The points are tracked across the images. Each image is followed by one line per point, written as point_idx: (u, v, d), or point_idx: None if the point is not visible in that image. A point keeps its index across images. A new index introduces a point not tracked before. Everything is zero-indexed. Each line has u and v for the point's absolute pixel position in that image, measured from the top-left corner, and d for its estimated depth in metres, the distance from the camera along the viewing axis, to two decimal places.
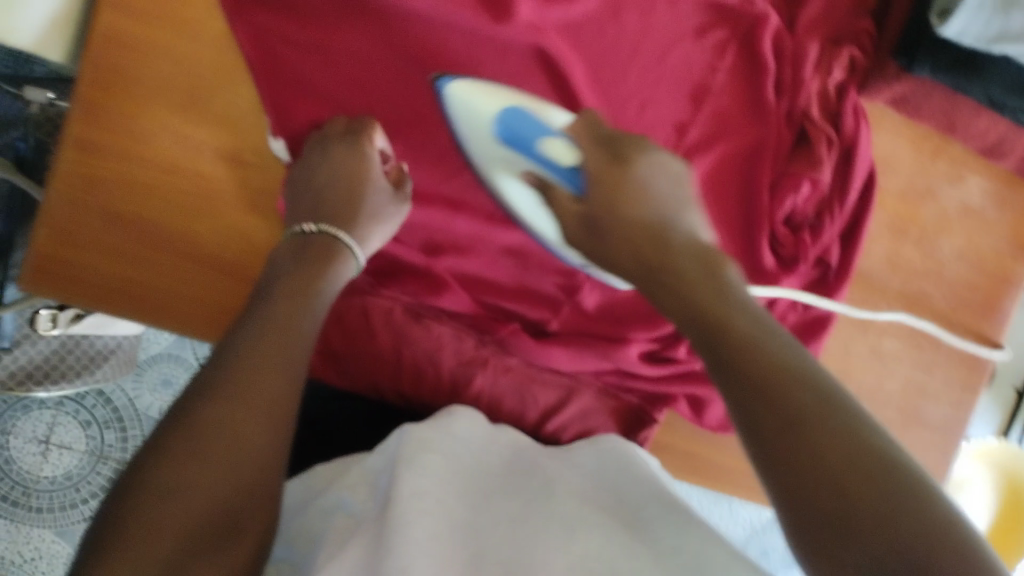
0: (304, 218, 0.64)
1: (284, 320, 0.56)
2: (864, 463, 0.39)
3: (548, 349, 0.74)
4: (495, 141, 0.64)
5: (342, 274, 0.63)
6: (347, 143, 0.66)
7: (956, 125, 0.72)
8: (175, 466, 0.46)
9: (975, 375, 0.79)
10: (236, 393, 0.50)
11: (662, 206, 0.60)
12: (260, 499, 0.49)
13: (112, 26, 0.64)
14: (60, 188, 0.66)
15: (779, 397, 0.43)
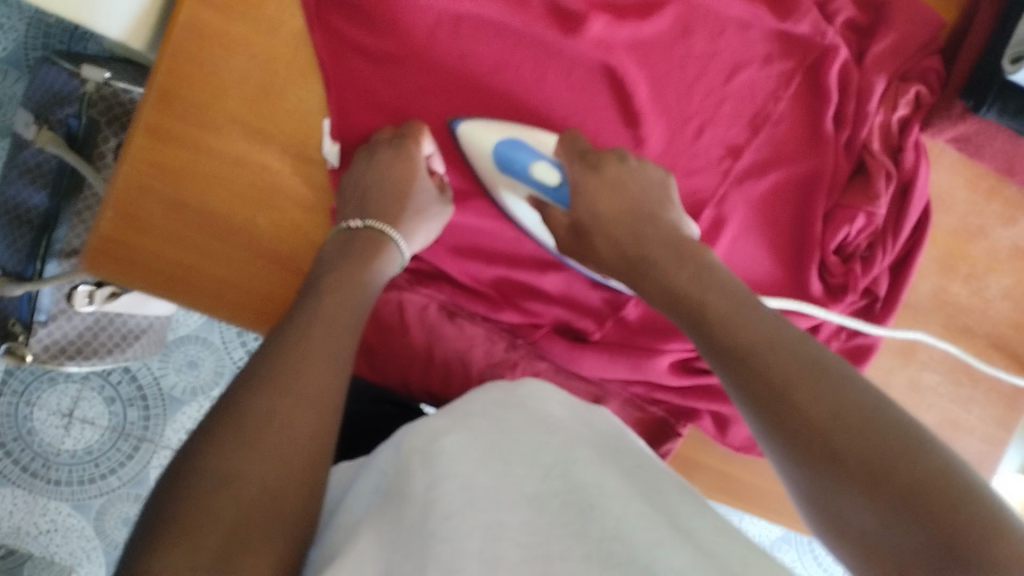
0: (352, 216, 0.63)
1: (336, 308, 0.55)
2: (902, 464, 0.41)
3: (591, 361, 0.74)
4: (497, 170, 0.65)
5: (385, 272, 0.62)
6: (396, 147, 0.65)
7: (1016, 167, 0.73)
8: (224, 452, 0.44)
9: (1012, 414, 0.80)
10: (287, 380, 0.48)
11: (649, 204, 0.62)
12: (306, 487, 0.46)
13: (193, 17, 0.65)
14: (124, 171, 0.66)
15: (804, 416, 0.44)
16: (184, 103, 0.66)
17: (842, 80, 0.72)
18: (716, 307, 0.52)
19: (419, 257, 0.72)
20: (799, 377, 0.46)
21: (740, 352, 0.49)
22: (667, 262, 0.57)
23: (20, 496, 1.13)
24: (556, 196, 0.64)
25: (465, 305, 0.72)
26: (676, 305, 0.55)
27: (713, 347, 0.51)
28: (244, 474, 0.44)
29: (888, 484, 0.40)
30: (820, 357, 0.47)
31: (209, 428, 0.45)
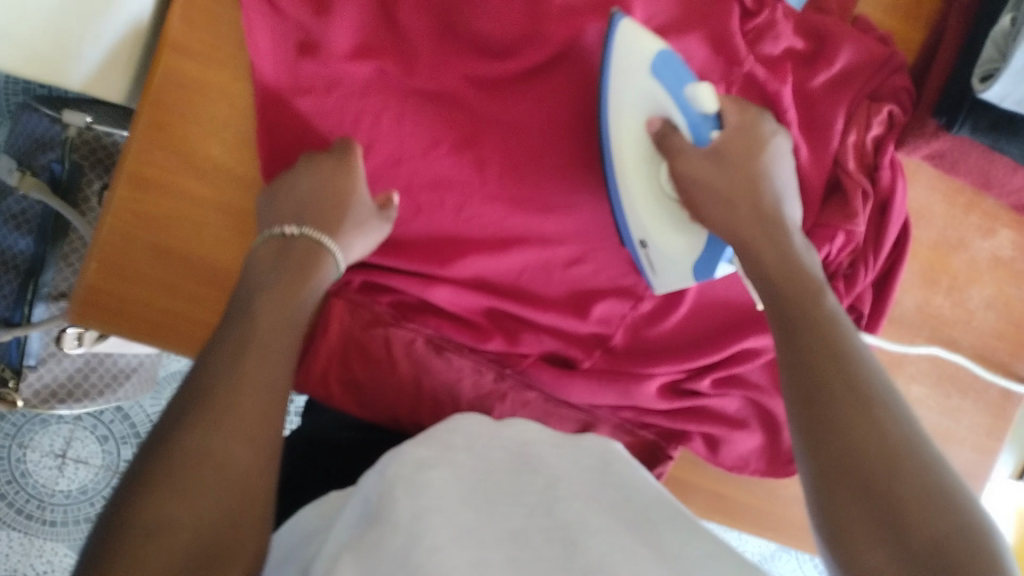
0: (289, 223, 0.62)
1: (265, 334, 0.54)
2: (941, 503, 0.45)
3: (583, 389, 0.74)
4: (647, 71, 0.63)
5: (321, 285, 0.61)
6: (334, 165, 0.65)
7: (992, 181, 0.73)
8: (159, 500, 0.44)
9: (1000, 422, 0.81)
10: (198, 442, 0.47)
11: (781, 183, 0.65)
12: (241, 520, 0.46)
13: (170, 66, 0.65)
14: (109, 223, 0.66)
15: (875, 428, 0.50)
16: (168, 151, 0.66)
17: (815, 101, 0.72)
18: (824, 308, 0.58)
19: (402, 290, 0.71)
20: (877, 399, 0.51)
21: (839, 357, 0.54)
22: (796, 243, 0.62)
23: (15, 539, 1.11)
24: (700, 125, 0.64)
25: (452, 337, 0.72)
26: (779, 286, 0.60)
27: (804, 336, 0.56)
28: (164, 540, 0.43)
29: (925, 518, 0.45)
30: (897, 397, 0.52)
31: (127, 507, 0.44)
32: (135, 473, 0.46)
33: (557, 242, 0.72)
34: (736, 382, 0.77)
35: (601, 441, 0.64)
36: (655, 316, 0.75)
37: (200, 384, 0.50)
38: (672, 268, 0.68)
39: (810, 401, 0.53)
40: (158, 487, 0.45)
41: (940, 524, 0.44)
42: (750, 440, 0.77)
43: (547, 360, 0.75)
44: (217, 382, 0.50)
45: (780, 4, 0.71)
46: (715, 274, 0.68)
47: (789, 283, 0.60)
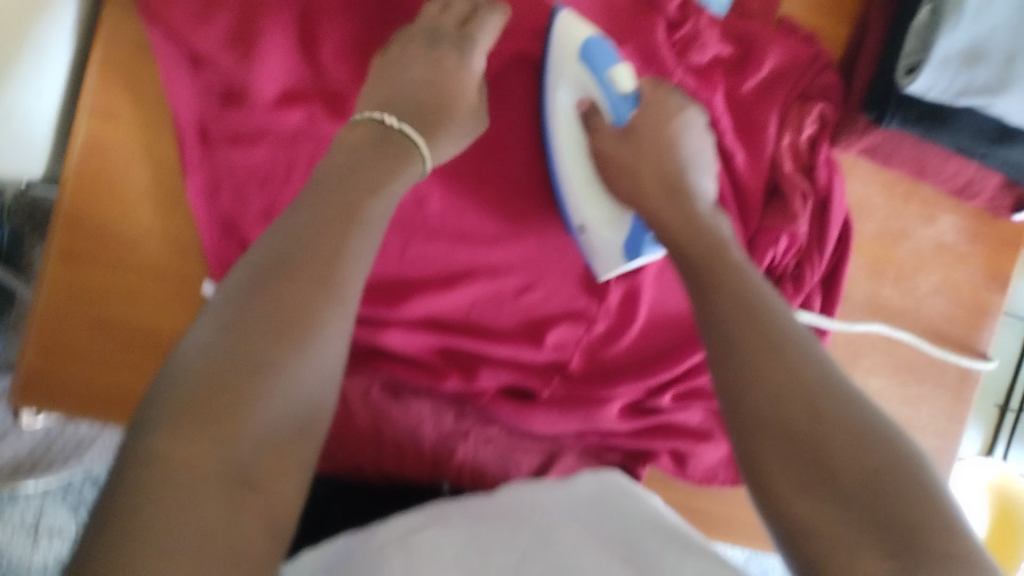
0: (390, 112, 0.56)
1: (353, 197, 0.48)
2: (871, 449, 0.44)
3: (542, 417, 0.72)
4: (575, 57, 0.64)
5: (410, 179, 0.54)
6: (444, 51, 0.60)
7: (927, 170, 0.73)
8: (230, 357, 0.40)
9: (961, 405, 0.81)
10: (252, 352, 0.41)
11: (689, 155, 0.65)
12: (304, 423, 0.43)
13: (83, 134, 0.63)
14: (45, 305, 0.64)
15: (791, 373, 0.48)
16: (93, 221, 0.64)
17: (747, 105, 0.71)
18: (734, 262, 0.57)
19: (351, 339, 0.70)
20: (789, 344, 0.50)
21: (747, 310, 0.52)
22: (703, 210, 0.62)
23: None
24: (619, 107, 0.65)
25: (406, 380, 0.70)
26: (684, 252, 0.59)
27: (716, 291, 0.55)
28: (207, 465, 0.38)
29: (856, 466, 0.44)
30: (808, 341, 0.51)
31: (169, 415, 0.38)
32: (175, 372, 0.40)
33: (501, 274, 0.71)
34: (697, 395, 0.76)
35: (599, 473, 0.64)
36: (610, 335, 0.74)
37: (283, 240, 0.45)
38: (606, 249, 0.68)
39: (723, 355, 0.51)
40: (206, 397, 0.39)
41: (874, 459, 0.44)
42: (715, 451, 0.77)
43: (506, 393, 0.73)
44: (303, 239, 0.45)
45: (703, 15, 0.70)
46: (642, 254, 0.68)
47: (696, 243, 0.59)
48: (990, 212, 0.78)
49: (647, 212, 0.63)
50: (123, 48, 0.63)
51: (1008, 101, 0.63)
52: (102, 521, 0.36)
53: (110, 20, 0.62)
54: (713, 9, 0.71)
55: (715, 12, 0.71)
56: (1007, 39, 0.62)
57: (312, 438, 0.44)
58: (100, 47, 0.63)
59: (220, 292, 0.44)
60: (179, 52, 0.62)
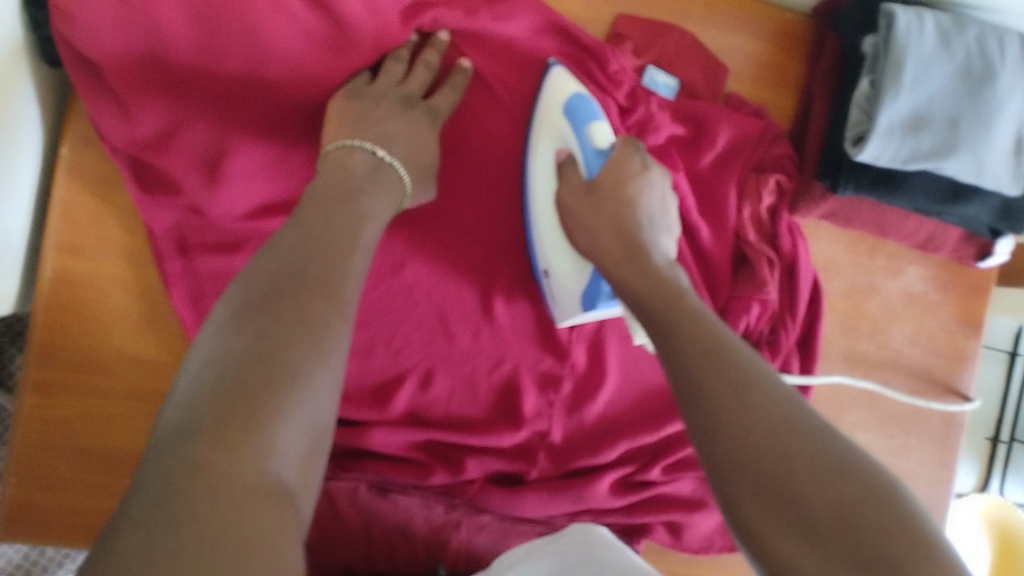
0: (380, 144, 0.59)
1: (325, 247, 0.50)
2: (840, 483, 0.41)
3: (531, 501, 0.73)
4: (557, 112, 0.65)
5: (394, 203, 0.59)
6: (418, 111, 0.62)
7: (888, 228, 0.75)
8: (231, 395, 0.39)
9: (947, 452, 0.81)
10: (279, 350, 0.42)
11: (648, 211, 0.62)
12: (299, 469, 0.41)
13: (57, 268, 0.65)
14: (26, 436, 0.65)
15: (751, 414, 0.44)
16: (67, 351, 0.66)
17: (708, 182, 0.74)
18: (690, 305, 0.54)
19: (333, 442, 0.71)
20: (751, 380, 0.46)
21: (706, 349, 0.49)
22: (658, 260, 0.59)
23: None
24: (592, 159, 0.63)
25: (393, 478, 0.71)
26: (641, 295, 0.56)
27: (668, 338, 0.52)
28: (248, 446, 0.38)
29: (836, 501, 0.40)
30: (777, 382, 0.47)
31: (211, 404, 0.38)
32: (209, 367, 0.41)
33: (480, 364, 0.72)
34: (686, 465, 0.76)
35: (582, 534, 0.67)
36: (593, 414, 0.75)
37: (278, 287, 0.46)
38: (567, 299, 0.67)
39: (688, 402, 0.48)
40: (243, 385, 0.40)
41: (855, 492, 0.41)
42: (709, 519, 0.77)
43: (493, 481, 0.74)
44: (291, 296, 0.45)
45: (653, 98, 0.72)
46: (597, 308, 0.65)
47: (644, 288, 0.56)
48: (956, 261, 0.79)
49: (602, 262, 0.61)
50: (87, 183, 0.65)
51: (956, 163, 0.64)
52: (143, 503, 0.35)
53: (70, 156, 0.64)
54: (661, 93, 0.74)
55: (664, 96, 0.74)
56: (947, 107, 0.64)
57: (320, 452, 0.44)
58: (62, 182, 0.64)
59: (236, 296, 0.45)
60: (156, 181, 0.64)
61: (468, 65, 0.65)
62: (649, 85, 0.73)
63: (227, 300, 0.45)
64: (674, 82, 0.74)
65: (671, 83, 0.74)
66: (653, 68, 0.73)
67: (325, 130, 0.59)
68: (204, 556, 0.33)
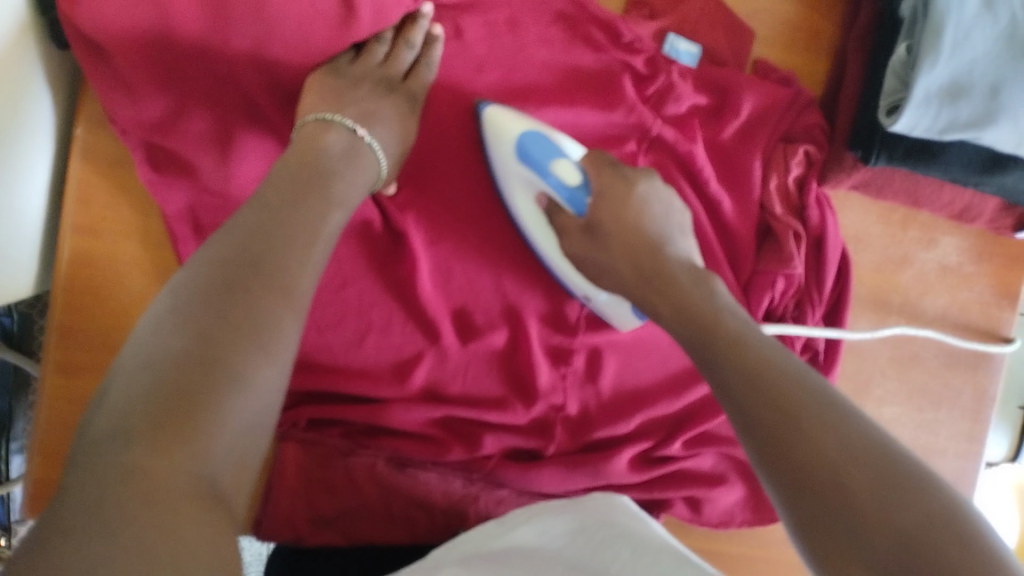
0: (360, 123, 0.59)
1: (283, 227, 0.50)
2: (902, 506, 0.40)
3: (550, 477, 0.72)
4: (513, 160, 0.64)
5: (367, 182, 0.59)
6: (400, 94, 0.63)
7: (922, 200, 0.73)
8: (162, 400, 0.39)
9: (979, 426, 0.78)
10: (224, 351, 0.43)
11: (659, 226, 0.62)
12: (241, 469, 0.42)
13: (74, 247, 0.65)
14: (48, 414, 0.66)
15: (808, 445, 0.43)
16: (86, 330, 0.66)
17: (732, 152, 0.72)
18: (730, 329, 0.52)
19: (349, 419, 0.70)
20: (801, 405, 0.45)
21: (750, 372, 0.49)
22: (684, 283, 0.57)
23: None
24: (574, 197, 0.62)
25: (412, 455, 0.70)
26: (688, 327, 0.55)
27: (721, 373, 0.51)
28: (182, 453, 0.38)
29: (870, 477, 0.41)
30: (793, 367, 0.48)
31: (145, 410, 0.39)
32: (147, 367, 0.41)
33: (500, 340, 0.72)
34: (707, 440, 0.75)
35: (605, 501, 0.62)
36: (614, 388, 0.74)
37: (220, 280, 0.46)
38: (621, 314, 0.69)
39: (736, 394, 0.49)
40: (178, 388, 0.40)
41: (893, 467, 0.41)
42: (731, 494, 0.76)
43: (511, 457, 0.73)
44: (234, 292, 0.45)
45: (674, 68, 0.71)
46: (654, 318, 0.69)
47: (692, 323, 0.55)
48: (994, 232, 0.77)
49: (643, 302, 0.60)
50: (98, 164, 0.65)
51: (996, 134, 0.61)
52: (74, 510, 0.35)
53: (84, 136, 0.64)
54: (682, 61, 0.72)
55: (685, 64, 0.72)
56: (988, 72, 0.60)
57: (266, 437, 0.44)
58: (77, 162, 0.64)
59: (183, 289, 0.45)
60: (168, 160, 0.63)
61: (439, 31, 0.64)
62: (670, 53, 0.72)
63: (174, 289, 0.45)
64: (696, 49, 0.72)
65: (693, 50, 0.72)
66: (673, 36, 0.72)
67: (302, 107, 0.59)
68: (138, 555, 0.34)
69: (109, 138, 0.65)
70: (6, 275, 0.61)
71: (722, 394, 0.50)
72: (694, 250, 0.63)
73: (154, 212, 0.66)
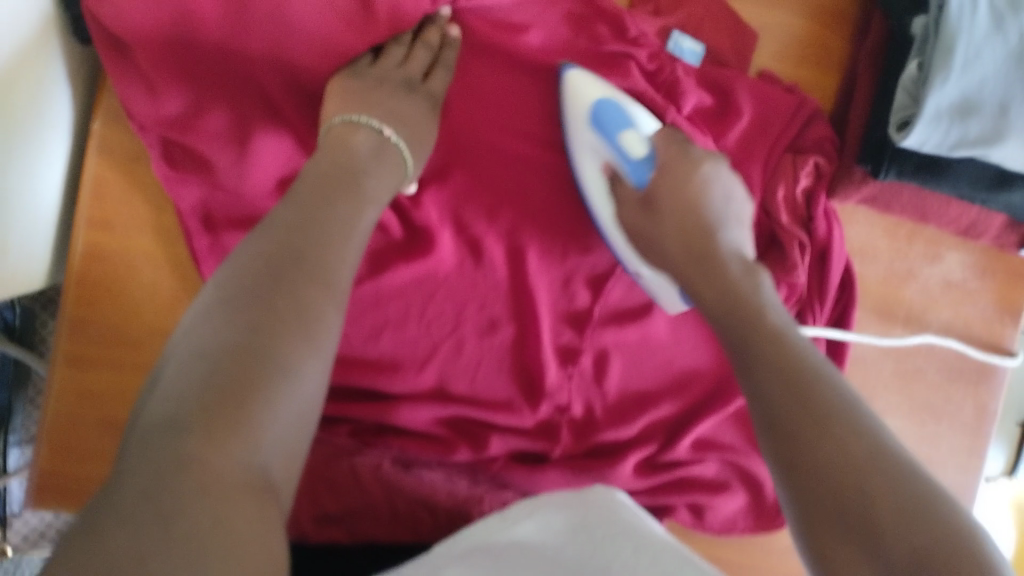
0: (386, 122, 0.59)
1: (321, 222, 0.51)
2: (913, 517, 0.42)
3: (553, 481, 0.72)
4: (585, 124, 0.65)
5: (393, 181, 0.59)
6: (422, 97, 0.62)
7: (929, 213, 0.73)
8: (217, 390, 0.41)
9: (980, 440, 0.79)
10: (270, 341, 0.44)
11: (718, 208, 0.63)
12: (290, 457, 0.43)
13: (89, 242, 0.65)
14: (56, 406, 0.67)
15: (834, 451, 0.46)
16: (98, 325, 0.66)
17: (740, 159, 0.72)
18: (772, 330, 0.54)
19: (358, 417, 0.71)
20: (834, 412, 0.48)
21: (784, 375, 0.51)
22: (734, 272, 0.59)
23: None
24: (637, 171, 0.64)
25: (417, 454, 0.71)
26: (730, 315, 0.57)
27: (756, 365, 0.53)
28: (232, 441, 0.40)
29: (885, 495, 0.43)
30: (828, 379, 0.50)
31: (199, 400, 0.40)
32: (198, 358, 0.42)
33: (508, 342, 0.72)
34: (711, 446, 0.76)
35: (605, 498, 0.60)
36: (619, 394, 0.74)
37: (266, 272, 0.47)
38: (664, 290, 0.69)
39: (767, 394, 0.51)
40: (230, 378, 0.41)
41: (905, 488, 0.43)
42: (732, 501, 0.76)
43: (516, 460, 0.73)
44: (281, 284, 0.47)
45: (679, 64, 0.71)
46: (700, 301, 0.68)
47: (730, 315, 0.57)
48: (998, 249, 0.78)
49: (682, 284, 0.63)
50: (115, 158, 0.65)
51: (1004, 151, 0.61)
52: (129, 500, 0.36)
53: (102, 131, 0.64)
54: (685, 59, 0.73)
55: (689, 61, 0.73)
56: (999, 90, 0.61)
57: (312, 426, 0.46)
58: (94, 157, 0.65)
59: (230, 280, 0.47)
60: (186, 157, 0.63)
61: (456, 32, 0.64)
62: (674, 50, 0.72)
63: (221, 280, 0.47)
64: (700, 49, 0.73)
65: (697, 48, 0.73)
66: (678, 33, 0.73)
67: (325, 112, 0.60)
68: (184, 543, 0.36)
69: (127, 132, 0.65)
70: (20, 267, 0.62)
71: (751, 389, 0.53)
72: (746, 241, 0.64)
73: (169, 209, 0.67)
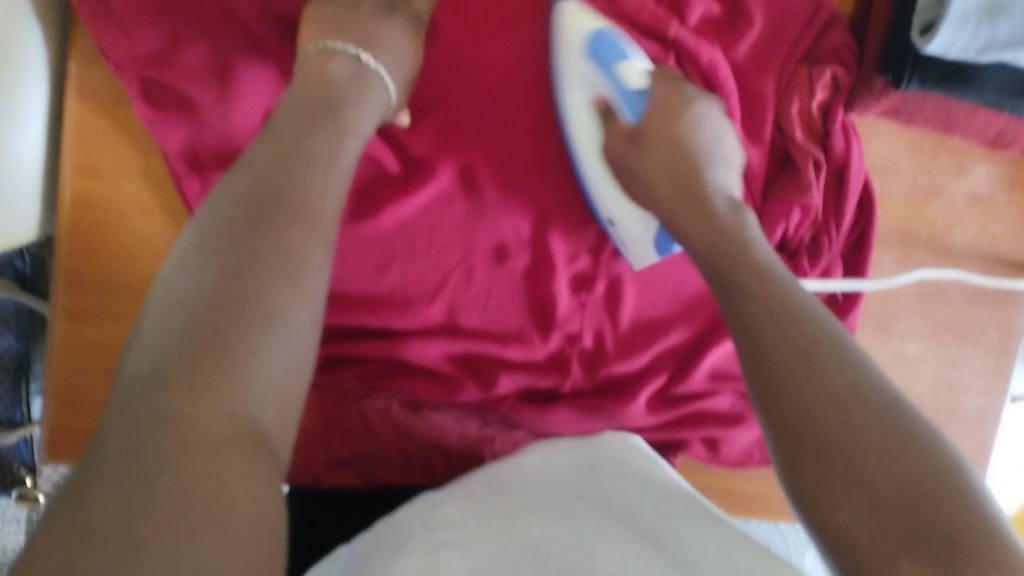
0: (363, 48, 0.57)
1: (303, 155, 0.49)
2: (901, 452, 0.41)
3: (563, 417, 0.71)
4: (580, 55, 0.64)
5: (377, 110, 0.56)
6: (403, 18, 0.60)
7: (953, 124, 0.69)
8: (196, 341, 0.39)
9: (1005, 359, 0.77)
10: (249, 285, 0.42)
11: (705, 151, 0.63)
12: (286, 402, 0.42)
13: (75, 193, 0.63)
14: (58, 361, 0.66)
15: (821, 383, 0.45)
16: (93, 277, 0.65)
17: (748, 75, 0.69)
18: (758, 260, 0.54)
19: (363, 358, 0.69)
20: (825, 353, 0.46)
21: (770, 313, 0.50)
22: (721, 207, 0.59)
23: None
24: (632, 102, 0.64)
25: (426, 396, 0.69)
26: (717, 249, 0.56)
27: (742, 304, 0.52)
28: (218, 394, 0.38)
29: (865, 432, 0.42)
30: (813, 314, 0.50)
31: (178, 352, 0.39)
32: (177, 307, 0.41)
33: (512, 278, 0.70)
34: (726, 376, 0.74)
35: (617, 441, 0.62)
36: (629, 327, 0.72)
37: (245, 212, 0.45)
38: (638, 245, 0.67)
39: (769, 324, 0.49)
40: (211, 326, 0.40)
41: (899, 420, 0.43)
42: (746, 433, 0.75)
43: (526, 397, 0.72)
44: (261, 225, 0.45)
45: None
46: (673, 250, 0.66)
47: (715, 248, 0.56)
48: None
49: (667, 221, 0.61)
50: (98, 102, 0.63)
51: None
52: (107, 460, 0.35)
53: (80, 75, 0.62)
54: None
55: None
56: None
57: (306, 371, 0.45)
58: (73, 102, 0.62)
59: (208, 223, 0.45)
60: (167, 96, 0.60)
61: None
62: None
63: (195, 229, 0.45)
64: None
65: None
66: None
67: (303, 39, 0.57)
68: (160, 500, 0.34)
69: (104, 73, 0.62)
70: (7, 222, 0.60)
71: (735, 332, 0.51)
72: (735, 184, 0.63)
73: (155, 153, 0.64)
